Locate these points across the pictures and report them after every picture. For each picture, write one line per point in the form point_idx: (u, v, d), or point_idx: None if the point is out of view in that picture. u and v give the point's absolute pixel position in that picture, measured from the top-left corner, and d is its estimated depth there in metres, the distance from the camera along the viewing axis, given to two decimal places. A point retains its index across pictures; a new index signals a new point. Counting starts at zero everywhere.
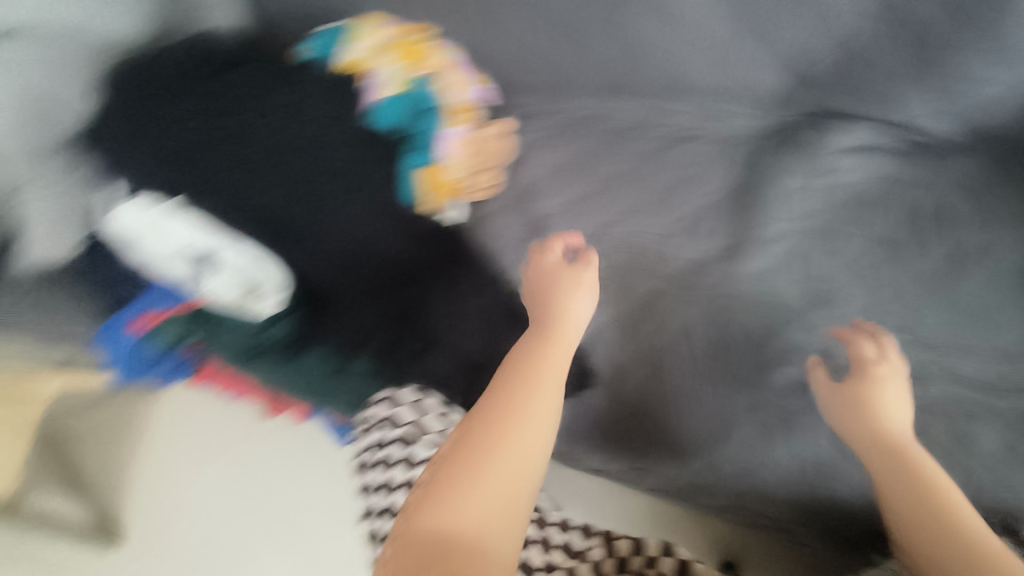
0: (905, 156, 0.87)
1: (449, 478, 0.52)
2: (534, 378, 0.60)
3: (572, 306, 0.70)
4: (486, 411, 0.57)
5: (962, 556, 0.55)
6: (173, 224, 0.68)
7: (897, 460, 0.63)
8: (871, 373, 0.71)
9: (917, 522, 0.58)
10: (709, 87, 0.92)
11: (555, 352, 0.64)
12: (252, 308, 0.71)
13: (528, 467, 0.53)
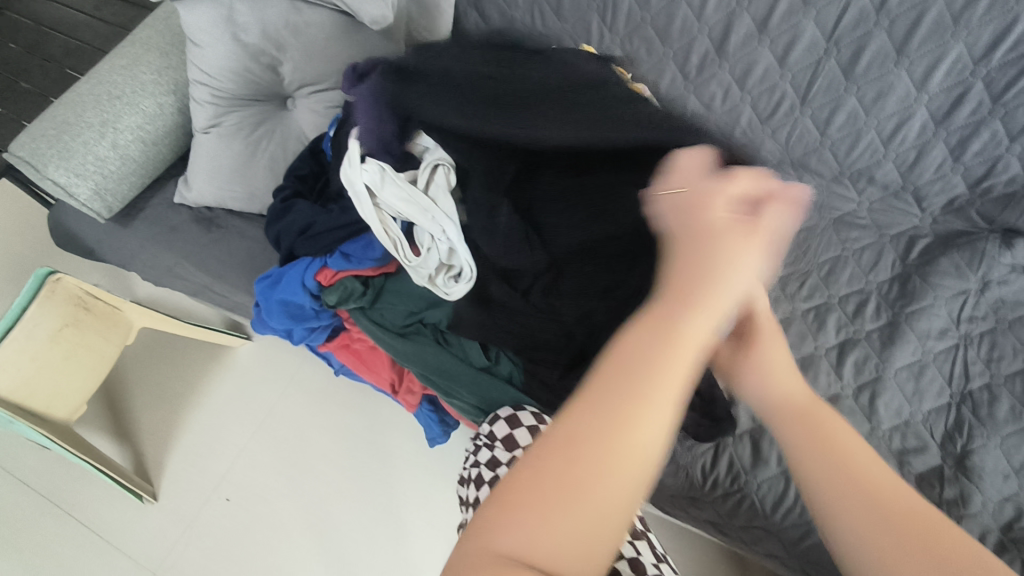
0: None
1: (518, 499, 0.35)
2: (682, 336, 0.38)
3: (728, 271, 0.41)
4: (561, 415, 0.37)
5: (895, 533, 0.39)
6: (390, 202, 0.79)
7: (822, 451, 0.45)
8: (773, 334, 0.50)
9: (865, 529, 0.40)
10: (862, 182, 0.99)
11: (694, 322, 0.39)
12: (434, 287, 0.83)
13: (632, 489, 0.35)
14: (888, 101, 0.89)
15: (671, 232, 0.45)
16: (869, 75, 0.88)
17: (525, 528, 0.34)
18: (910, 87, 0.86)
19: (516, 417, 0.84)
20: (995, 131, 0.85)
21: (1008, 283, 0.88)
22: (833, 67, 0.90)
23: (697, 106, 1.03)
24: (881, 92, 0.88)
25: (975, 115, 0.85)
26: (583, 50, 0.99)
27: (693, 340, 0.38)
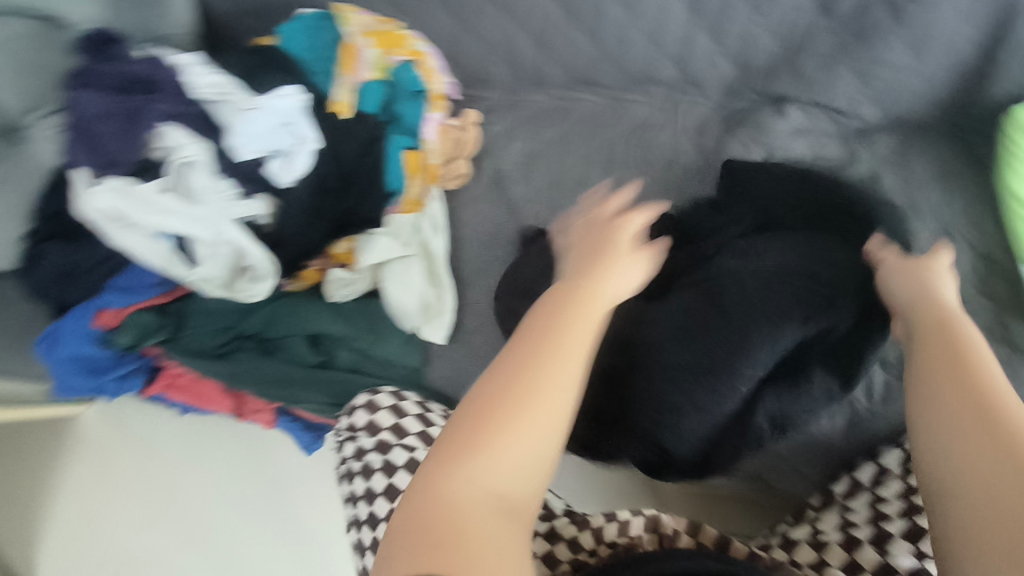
0: (840, 140, 0.97)
1: (470, 430, 0.46)
2: (586, 304, 0.55)
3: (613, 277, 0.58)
4: (513, 360, 0.50)
5: (975, 449, 0.46)
6: (145, 220, 0.68)
7: (961, 373, 0.50)
8: (928, 271, 0.64)
9: (957, 425, 0.47)
10: (646, 84, 1.02)
11: (594, 306, 0.55)
12: (235, 295, 0.76)
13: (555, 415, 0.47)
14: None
15: (587, 251, 0.64)
16: None
17: (491, 451, 0.44)
18: None
19: (374, 400, 0.83)
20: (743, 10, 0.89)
21: (789, 149, 0.96)
22: None
23: (476, 43, 1.00)
24: None
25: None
26: (338, 8, 0.92)
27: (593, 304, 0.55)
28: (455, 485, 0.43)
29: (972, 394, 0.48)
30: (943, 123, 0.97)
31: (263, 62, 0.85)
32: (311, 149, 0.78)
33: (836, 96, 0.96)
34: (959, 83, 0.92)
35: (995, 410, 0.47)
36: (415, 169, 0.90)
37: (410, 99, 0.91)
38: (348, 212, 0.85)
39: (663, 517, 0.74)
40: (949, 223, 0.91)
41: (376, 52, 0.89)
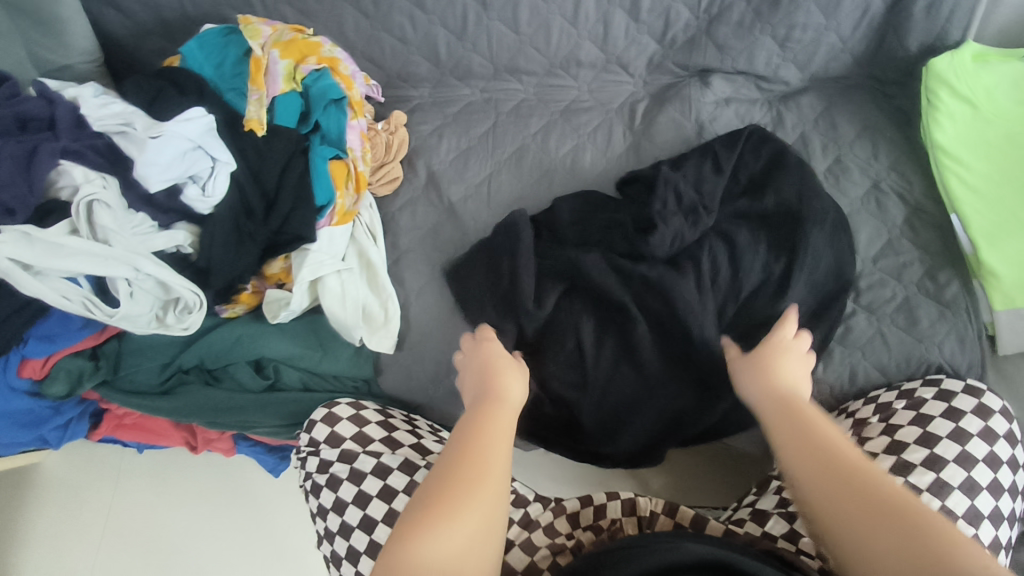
0: (765, 105, 0.98)
1: (410, 526, 0.48)
2: (494, 411, 0.60)
3: (508, 387, 0.64)
4: (448, 459, 0.54)
5: (871, 515, 0.46)
6: (61, 264, 0.66)
7: (815, 432, 0.55)
8: (775, 349, 0.68)
9: (823, 483, 0.50)
10: (571, 67, 1.00)
11: (500, 415, 0.60)
12: (164, 329, 0.76)
13: (487, 517, 0.50)
14: None
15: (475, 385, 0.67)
16: None
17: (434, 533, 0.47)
18: None
19: (333, 413, 0.81)
20: None
21: (717, 119, 0.97)
22: None
23: (393, 43, 0.97)
24: None
25: None
26: (242, 20, 0.89)
27: (500, 416, 0.60)
28: (414, 562, 0.45)
29: (829, 457, 0.51)
30: (862, 77, 0.99)
31: (172, 87, 0.83)
32: (227, 172, 0.77)
33: (757, 62, 0.97)
34: (871, 35, 0.94)
35: (852, 466, 0.50)
36: (342, 180, 0.88)
37: (328, 108, 0.88)
38: (275, 233, 0.82)
39: (641, 500, 0.75)
40: (877, 177, 0.92)
41: (285, 62, 0.86)
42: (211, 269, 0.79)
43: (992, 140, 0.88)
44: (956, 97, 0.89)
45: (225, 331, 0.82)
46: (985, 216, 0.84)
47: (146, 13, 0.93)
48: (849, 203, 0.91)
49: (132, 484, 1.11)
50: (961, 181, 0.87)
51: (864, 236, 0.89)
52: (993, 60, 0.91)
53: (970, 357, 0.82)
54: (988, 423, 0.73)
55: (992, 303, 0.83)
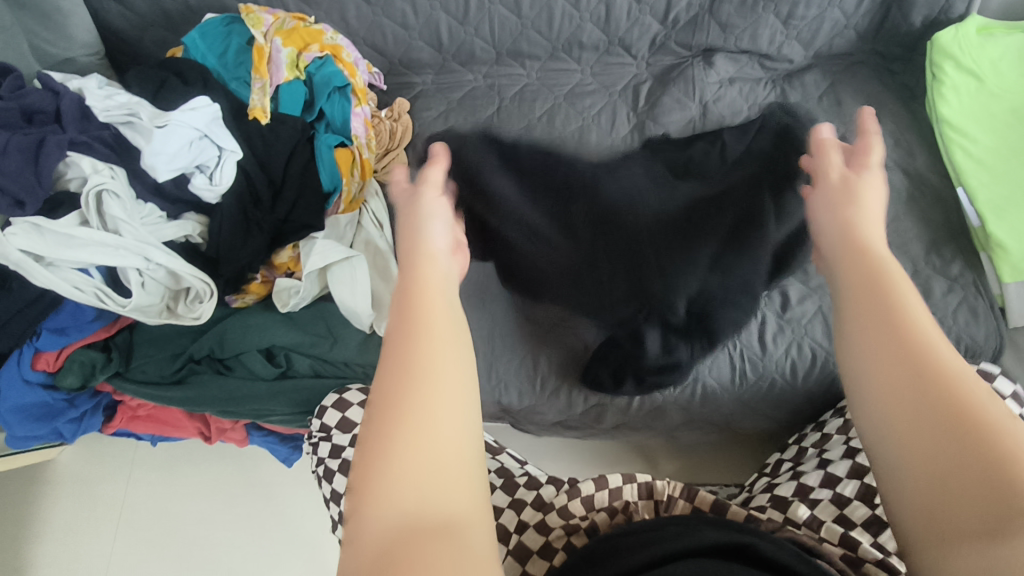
0: (770, 84, 0.98)
1: (380, 425, 0.35)
2: (428, 268, 0.46)
3: (431, 233, 0.51)
4: (394, 333, 0.40)
5: (904, 369, 0.35)
6: (73, 255, 0.66)
7: (855, 288, 0.41)
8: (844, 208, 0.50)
9: (888, 368, 0.36)
10: (574, 51, 1.00)
11: (435, 273, 0.46)
12: (176, 318, 0.76)
13: (453, 391, 0.37)
14: None
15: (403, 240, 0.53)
16: None
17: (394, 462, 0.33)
18: None
19: (343, 398, 0.82)
20: None
21: (721, 99, 0.96)
22: None
23: (394, 29, 0.97)
24: None
25: None
26: (243, 9, 0.88)
27: (438, 274, 0.46)
28: (387, 486, 0.33)
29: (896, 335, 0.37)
30: (867, 53, 0.98)
31: (175, 77, 0.83)
32: (233, 160, 0.77)
33: (761, 39, 0.96)
34: (875, 11, 0.93)
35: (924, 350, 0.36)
36: (347, 167, 0.88)
37: (332, 95, 0.88)
38: (282, 222, 0.83)
39: (658, 484, 0.75)
40: (883, 153, 0.92)
41: (288, 50, 0.86)
42: (222, 260, 0.79)
43: (997, 112, 0.87)
44: (962, 70, 0.89)
45: (236, 322, 0.83)
46: (990, 189, 0.84)
47: (147, 4, 0.93)
48: None
49: (146, 477, 1.12)
50: (965, 153, 0.87)
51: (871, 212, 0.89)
52: (999, 33, 0.91)
53: (986, 328, 0.81)
54: (1011, 404, 0.72)
55: (1001, 275, 0.83)
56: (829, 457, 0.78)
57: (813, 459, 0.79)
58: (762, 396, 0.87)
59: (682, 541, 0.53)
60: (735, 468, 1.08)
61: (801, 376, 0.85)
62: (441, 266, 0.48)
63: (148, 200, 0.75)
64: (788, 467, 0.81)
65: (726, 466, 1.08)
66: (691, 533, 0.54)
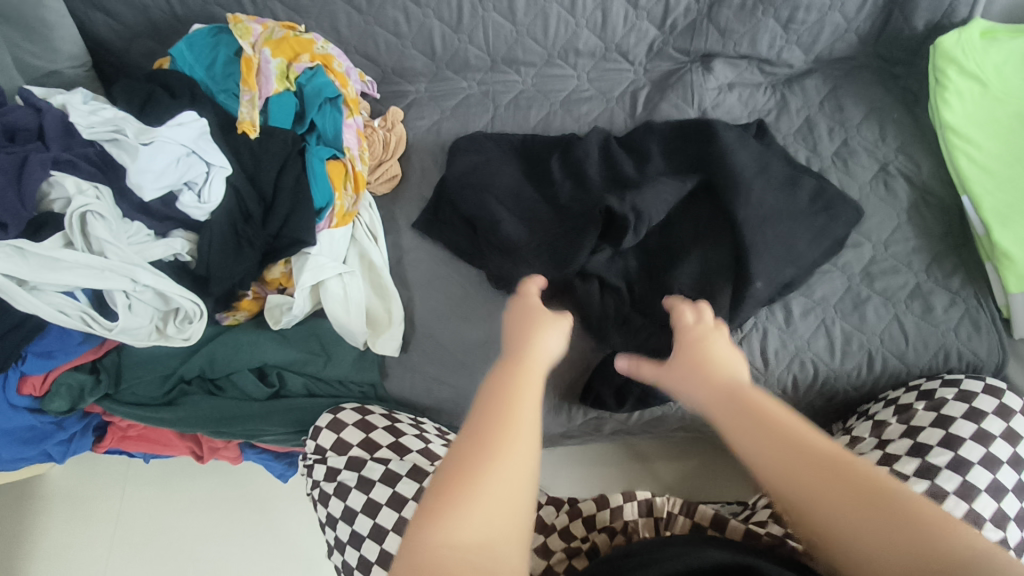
0: (769, 89, 0.97)
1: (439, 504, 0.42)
2: (522, 364, 0.53)
3: (545, 339, 0.56)
4: (477, 419, 0.47)
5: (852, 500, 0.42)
6: (57, 278, 0.64)
7: (750, 423, 0.49)
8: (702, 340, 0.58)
9: (817, 484, 0.44)
10: (570, 57, 0.98)
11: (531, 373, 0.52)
12: (165, 340, 0.74)
13: (516, 483, 0.44)
14: None
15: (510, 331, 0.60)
16: None
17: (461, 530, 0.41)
18: None
19: (338, 418, 0.81)
20: None
21: (720, 105, 0.95)
22: None
23: (387, 37, 0.95)
24: None
25: None
26: (231, 19, 0.86)
27: (534, 370, 0.52)
28: (442, 545, 0.40)
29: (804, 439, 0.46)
30: (869, 56, 0.97)
31: (162, 90, 0.81)
32: (222, 176, 0.75)
33: (760, 45, 0.94)
34: (876, 15, 0.91)
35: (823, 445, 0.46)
36: (340, 180, 0.86)
37: (323, 106, 0.86)
38: (274, 237, 0.80)
39: (657, 500, 0.74)
40: (885, 159, 0.91)
41: (277, 61, 0.84)
42: (212, 275, 0.77)
43: (1003, 117, 0.86)
44: (966, 74, 0.87)
45: (225, 340, 0.81)
46: (996, 196, 0.83)
47: (132, 13, 0.90)
48: (858, 187, 0.89)
49: (139, 493, 1.10)
50: (970, 160, 0.85)
51: (873, 221, 0.87)
52: (1003, 36, 0.89)
53: (987, 341, 0.81)
54: (1010, 424, 0.72)
55: (1006, 285, 0.82)
56: None
57: None
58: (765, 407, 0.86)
59: (685, 562, 0.52)
60: (737, 477, 1.07)
61: (803, 390, 0.83)
62: (543, 366, 0.54)
63: (135, 219, 0.73)
64: None
65: (726, 481, 1.07)
66: (693, 552, 0.53)
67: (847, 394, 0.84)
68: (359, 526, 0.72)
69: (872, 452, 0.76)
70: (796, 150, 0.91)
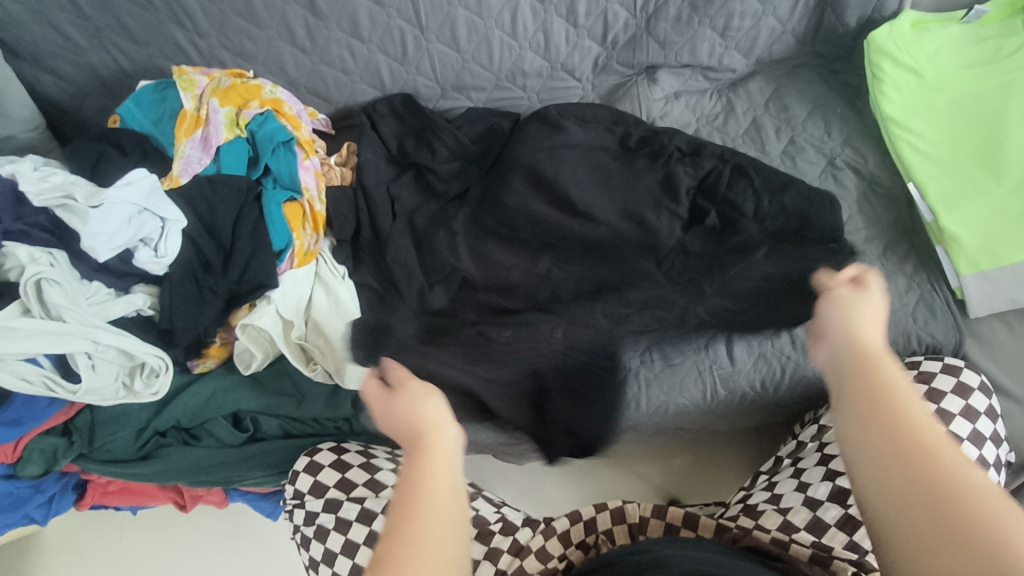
0: (715, 94, 1.00)
1: None
2: (427, 459, 0.47)
3: (429, 410, 0.51)
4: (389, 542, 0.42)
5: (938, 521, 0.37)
6: (15, 346, 0.65)
7: (864, 393, 0.44)
8: (856, 295, 0.53)
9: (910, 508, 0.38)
10: (517, 83, 1.00)
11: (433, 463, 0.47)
12: (134, 396, 0.75)
13: None
14: None
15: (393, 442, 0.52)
16: None
17: None
18: None
19: (314, 460, 0.82)
20: None
21: (668, 114, 0.98)
22: None
23: (335, 75, 0.96)
24: None
25: None
26: (176, 71, 0.88)
27: (438, 464, 0.47)
28: None
29: (882, 417, 0.42)
30: (809, 56, 1.00)
31: (114, 150, 0.83)
32: (179, 229, 0.77)
33: (695, 63, 0.98)
34: (810, 15, 0.94)
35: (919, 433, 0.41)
36: (298, 222, 0.87)
37: (277, 150, 0.87)
38: (236, 283, 0.81)
39: (629, 506, 0.75)
40: (847, 158, 0.94)
41: (226, 110, 0.86)
42: (176, 325, 0.78)
43: (938, 110, 0.89)
44: (904, 71, 0.90)
45: (199, 390, 0.82)
46: (941, 187, 0.86)
47: (81, 74, 0.92)
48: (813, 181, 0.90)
49: (130, 542, 1.10)
50: (914, 153, 0.88)
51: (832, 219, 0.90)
52: (931, 27, 0.93)
53: (944, 324, 0.83)
54: (968, 402, 0.75)
55: (957, 268, 0.83)
56: (804, 466, 0.78)
57: (787, 469, 0.80)
58: (731, 407, 0.88)
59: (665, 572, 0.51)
60: (724, 472, 1.09)
61: (772, 388, 0.86)
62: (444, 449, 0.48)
63: (93, 279, 0.75)
64: (765, 479, 0.81)
65: (712, 476, 1.09)
66: (646, 554, 0.58)
67: (819, 383, 0.86)
68: (363, 557, 0.75)
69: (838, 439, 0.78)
70: (745, 151, 0.95)
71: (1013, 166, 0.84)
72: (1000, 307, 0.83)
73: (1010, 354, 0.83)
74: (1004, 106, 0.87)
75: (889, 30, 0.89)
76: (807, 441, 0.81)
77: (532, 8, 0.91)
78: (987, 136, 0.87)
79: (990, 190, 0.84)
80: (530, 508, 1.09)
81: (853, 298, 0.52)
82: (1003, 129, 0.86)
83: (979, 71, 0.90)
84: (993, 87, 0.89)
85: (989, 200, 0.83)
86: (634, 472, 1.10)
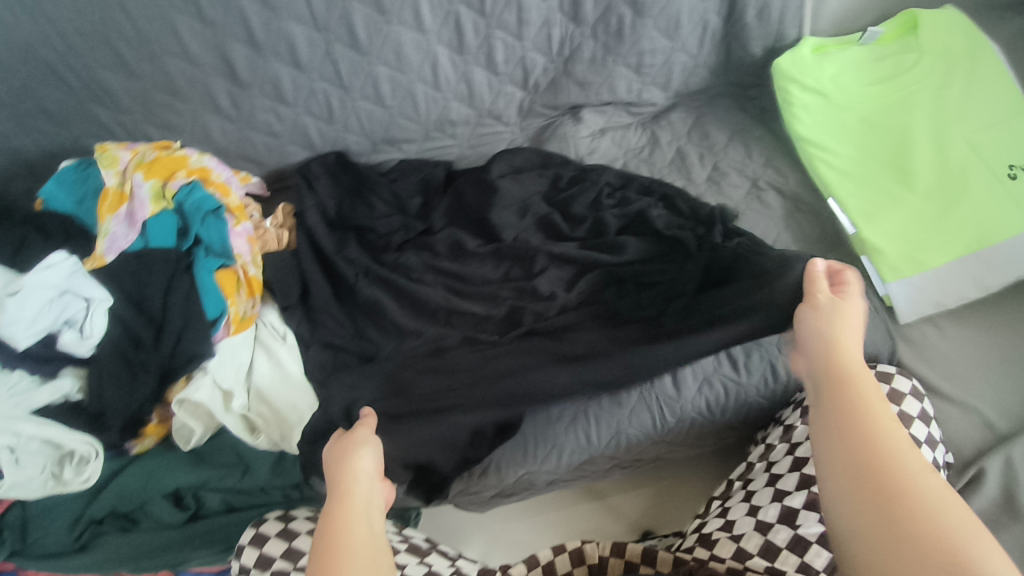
0: (639, 128, 1.04)
1: None
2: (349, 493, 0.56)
3: (359, 460, 0.59)
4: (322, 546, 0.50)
5: (875, 507, 0.45)
6: None
7: (836, 398, 0.53)
8: (838, 310, 0.61)
9: (862, 498, 0.46)
10: (447, 133, 1.03)
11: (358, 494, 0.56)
12: (63, 487, 0.74)
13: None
14: (409, 49, 0.91)
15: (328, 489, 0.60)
16: (375, 42, 0.89)
17: None
18: (411, 34, 0.89)
19: (261, 531, 0.79)
20: (502, 44, 0.92)
21: (595, 150, 1.01)
22: (344, 51, 0.89)
23: (264, 139, 0.97)
24: (386, 47, 0.89)
25: (488, 38, 0.91)
26: (99, 150, 0.89)
27: (359, 501, 0.55)
28: None
29: (849, 422, 0.50)
30: (723, 85, 1.04)
31: (37, 233, 0.82)
32: (103, 308, 0.75)
33: (617, 100, 1.02)
34: (718, 48, 0.98)
35: (885, 446, 0.48)
36: (232, 289, 0.85)
37: (206, 219, 0.87)
38: (170, 356, 0.80)
39: (587, 546, 0.74)
40: (768, 178, 0.97)
41: (150, 183, 0.85)
42: (104, 407, 0.76)
43: (847, 127, 0.94)
44: (810, 93, 0.95)
45: (136, 471, 0.79)
46: (858, 200, 0.89)
47: (5, 159, 0.91)
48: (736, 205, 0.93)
49: None
50: (830, 170, 0.92)
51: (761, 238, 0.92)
52: (832, 50, 0.98)
53: (876, 332, 0.85)
54: (902, 409, 0.76)
55: (881, 276, 0.86)
56: (754, 489, 0.79)
57: (739, 493, 0.81)
58: (681, 435, 0.89)
59: None
60: (690, 499, 1.08)
61: (718, 411, 0.87)
62: (369, 490, 0.57)
63: (15, 367, 0.73)
64: (719, 505, 0.82)
65: (680, 504, 1.08)
66: None
67: (761, 401, 0.87)
68: None
69: (784, 458, 0.78)
70: (672, 180, 0.97)
71: (922, 174, 0.87)
72: (930, 311, 0.85)
73: (942, 356, 0.85)
74: (908, 117, 0.91)
75: (791, 58, 0.95)
76: (755, 461, 0.83)
77: (451, 61, 0.93)
78: (896, 147, 0.90)
79: (904, 198, 0.87)
80: (500, 556, 1.06)
81: (839, 313, 0.61)
82: (910, 138, 0.90)
83: (882, 86, 0.95)
84: (896, 100, 0.93)
85: (904, 209, 0.87)
86: (603, 508, 1.09)
